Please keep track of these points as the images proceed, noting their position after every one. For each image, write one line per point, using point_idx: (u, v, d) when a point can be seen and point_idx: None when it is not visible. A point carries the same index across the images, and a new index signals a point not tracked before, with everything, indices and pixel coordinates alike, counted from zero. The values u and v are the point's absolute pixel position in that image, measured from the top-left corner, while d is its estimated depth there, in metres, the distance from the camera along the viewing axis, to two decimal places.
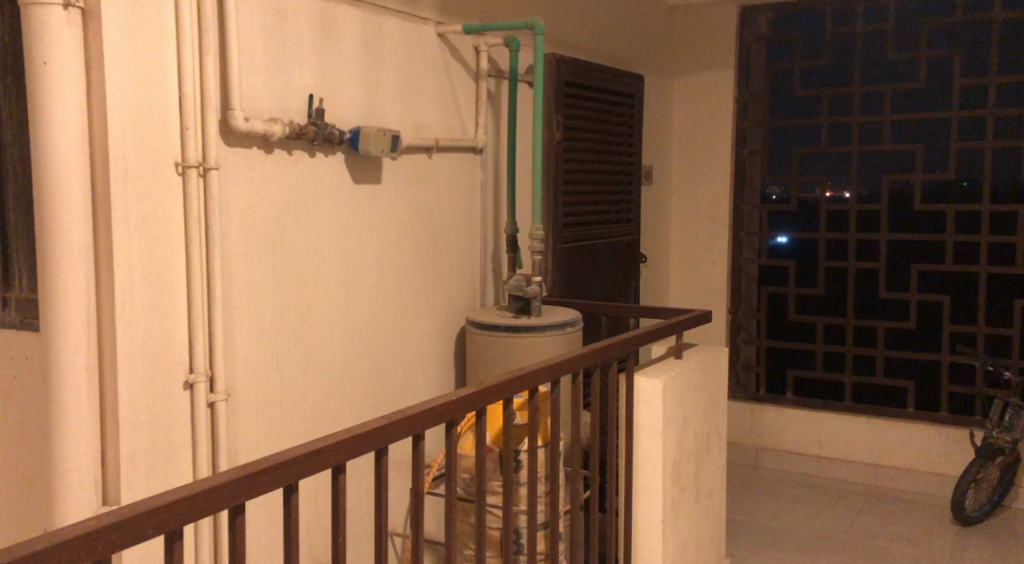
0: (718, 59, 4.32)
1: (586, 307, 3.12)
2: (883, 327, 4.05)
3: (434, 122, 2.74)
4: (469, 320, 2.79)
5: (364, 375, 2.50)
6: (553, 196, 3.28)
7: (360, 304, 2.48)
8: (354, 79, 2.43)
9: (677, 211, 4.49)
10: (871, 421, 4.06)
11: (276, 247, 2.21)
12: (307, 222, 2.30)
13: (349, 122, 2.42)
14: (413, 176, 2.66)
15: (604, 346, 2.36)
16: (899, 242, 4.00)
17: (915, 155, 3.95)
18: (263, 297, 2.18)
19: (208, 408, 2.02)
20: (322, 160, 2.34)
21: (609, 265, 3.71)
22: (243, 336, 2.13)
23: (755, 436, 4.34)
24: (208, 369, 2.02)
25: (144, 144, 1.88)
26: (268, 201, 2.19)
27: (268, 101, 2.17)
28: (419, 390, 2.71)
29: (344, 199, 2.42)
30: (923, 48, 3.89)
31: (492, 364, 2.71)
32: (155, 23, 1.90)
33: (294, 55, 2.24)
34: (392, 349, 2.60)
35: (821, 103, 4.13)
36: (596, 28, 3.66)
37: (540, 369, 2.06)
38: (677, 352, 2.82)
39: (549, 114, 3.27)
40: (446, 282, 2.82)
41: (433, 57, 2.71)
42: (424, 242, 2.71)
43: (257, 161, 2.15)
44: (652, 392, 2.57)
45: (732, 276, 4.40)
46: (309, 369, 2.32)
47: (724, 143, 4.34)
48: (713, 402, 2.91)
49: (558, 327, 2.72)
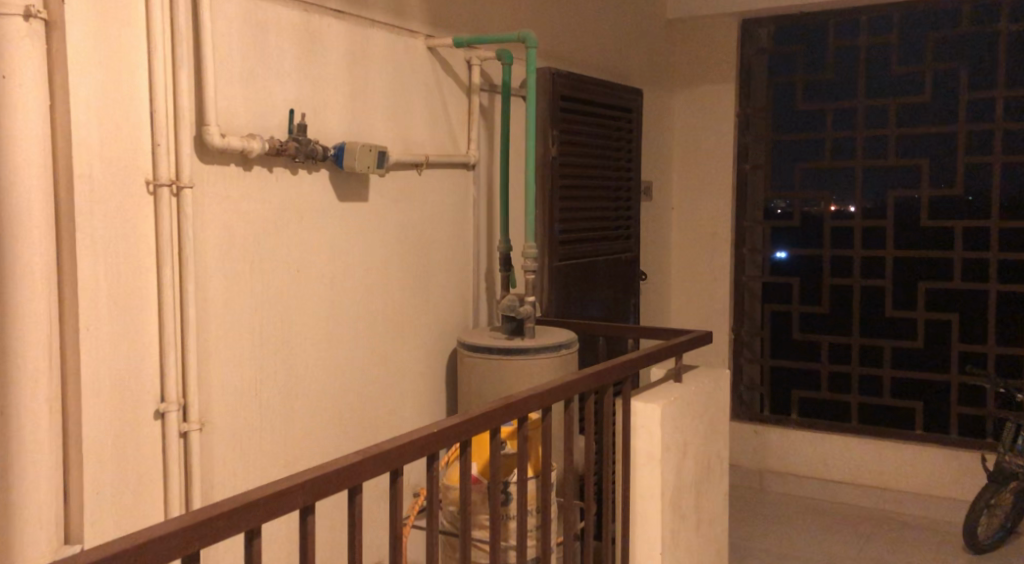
0: (719, 73, 4.24)
1: (583, 327, 3.03)
2: (890, 346, 3.95)
3: (424, 137, 2.65)
4: (460, 342, 2.69)
5: (350, 400, 2.41)
6: (549, 212, 3.20)
7: (345, 327, 2.38)
8: (340, 93, 2.35)
9: (678, 227, 4.40)
10: (878, 443, 3.96)
11: (256, 268, 2.13)
12: (289, 242, 2.21)
13: (334, 138, 2.33)
14: (402, 193, 2.57)
15: (600, 369, 2.25)
16: (905, 259, 3.91)
17: (921, 170, 3.85)
18: (241, 321, 2.10)
19: (181, 438, 1.95)
20: (305, 177, 2.25)
21: (608, 282, 3.62)
22: (219, 362, 2.04)
23: (758, 458, 4.23)
24: (181, 397, 1.94)
25: (112, 162, 1.80)
26: (247, 220, 2.10)
27: (247, 117, 2.09)
28: (408, 416, 2.61)
29: (329, 218, 2.33)
30: (929, 61, 3.81)
31: (484, 388, 2.61)
32: (125, 36, 1.82)
33: (275, 69, 2.16)
34: (380, 372, 2.50)
35: (824, 117, 4.05)
36: (594, 41, 3.58)
37: (530, 395, 1.96)
38: (677, 375, 2.72)
39: (545, 129, 3.19)
40: (436, 303, 2.72)
41: (423, 71, 2.63)
42: (413, 262, 2.62)
43: (235, 179, 2.07)
44: (649, 418, 2.47)
45: (735, 294, 4.30)
46: (290, 396, 2.23)
47: (726, 158, 4.26)
48: (714, 427, 2.80)
49: (552, 349, 2.62)
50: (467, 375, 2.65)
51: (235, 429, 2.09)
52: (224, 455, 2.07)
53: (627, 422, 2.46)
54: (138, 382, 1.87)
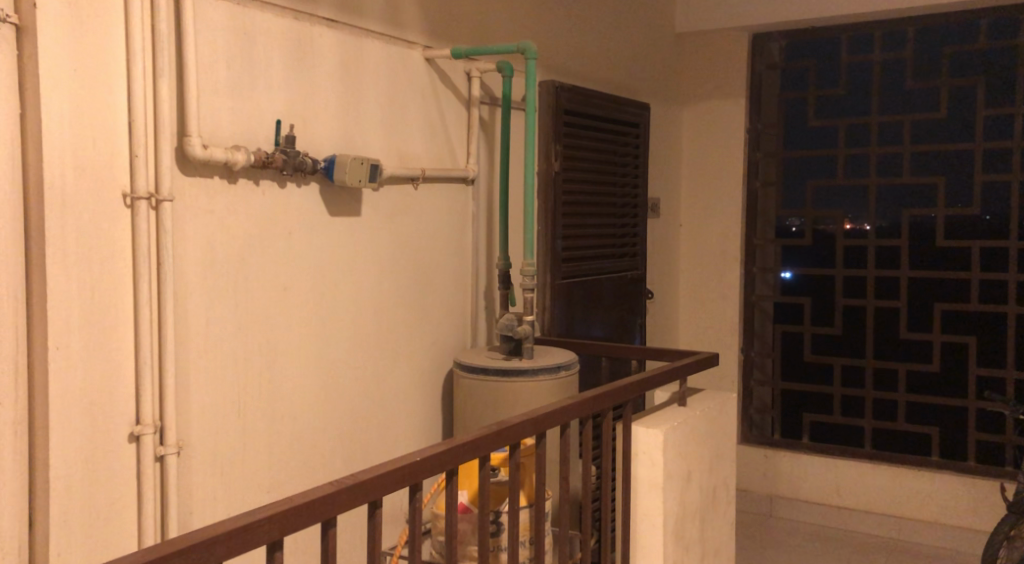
0: (729, 88, 4.15)
1: (586, 348, 2.93)
2: (905, 370, 3.84)
3: (420, 151, 2.57)
4: (457, 363, 2.60)
5: (340, 422, 2.32)
6: (551, 229, 3.12)
7: (335, 345, 2.30)
8: (332, 104, 2.27)
9: (686, 245, 4.30)
10: (892, 470, 3.84)
11: (239, 284, 2.05)
12: (275, 258, 2.13)
13: (325, 150, 2.25)
14: (397, 208, 2.49)
15: (599, 393, 2.15)
16: (922, 279, 3.79)
17: (937, 189, 3.75)
18: (223, 340, 2.02)
19: (157, 462, 1.86)
20: (293, 190, 2.17)
21: (613, 301, 3.52)
22: (199, 382, 1.97)
23: (768, 483, 4.12)
24: (157, 420, 1.86)
25: (86, 174, 1.73)
26: (230, 235, 2.02)
27: (232, 127, 2.02)
28: (401, 438, 2.52)
29: (320, 233, 2.25)
30: (945, 76, 3.72)
31: (480, 411, 2.52)
32: (102, 43, 1.76)
33: (263, 78, 2.09)
34: (373, 392, 2.42)
35: (837, 133, 3.97)
36: (600, 54, 3.50)
37: (522, 421, 1.87)
38: (681, 400, 2.61)
39: (548, 144, 3.11)
40: (433, 322, 2.63)
41: (420, 83, 2.56)
42: (408, 279, 2.54)
43: (218, 191, 1.99)
44: (651, 444, 2.36)
45: (744, 314, 4.21)
46: (276, 418, 2.15)
47: (735, 174, 4.16)
48: (720, 452, 2.70)
49: (551, 371, 2.53)
50: (463, 398, 2.56)
51: (216, 452, 2.01)
52: (203, 479, 1.98)
53: (627, 448, 2.36)
54: (111, 403, 1.79)
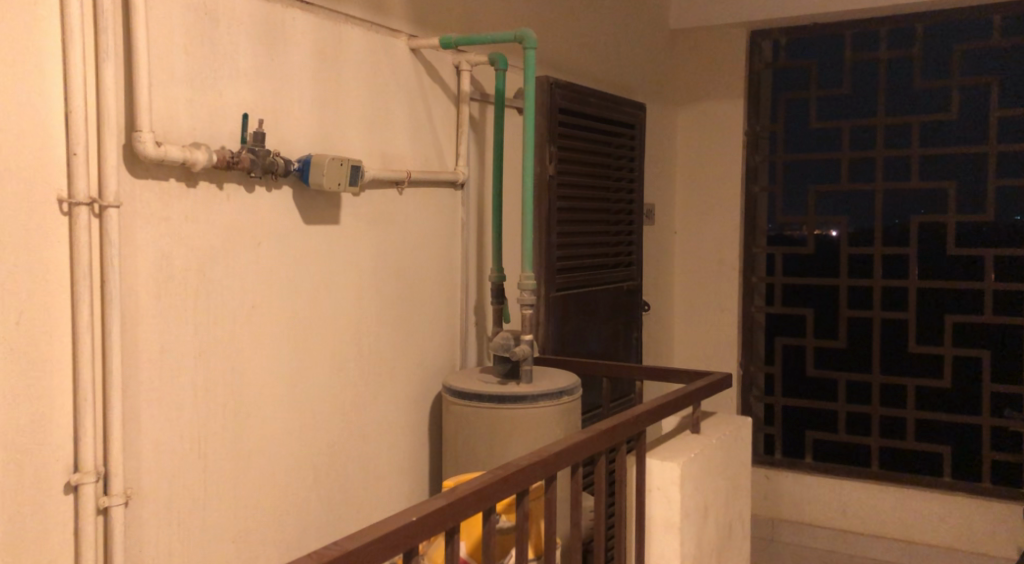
0: (726, 87, 3.93)
1: (586, 367, 2.69)
2: (915, 385, 3.62)
3: (406, 151, 2.31)
4: (446, 387, 2.34)
5: (315, 457, 2.05)
6: (545, 237, 2.87)
7: (311, 370, 2.04)
8: (306, 98, 2.00)
9: (680, 254, 4.07)
10: (902, 492, 3.63)
11: (200, 303, 1.78)
12: (241, 272, 1.86)
13: (299, 150, 1.99)
14: (380, 215, 2.23)
15: (614, 425, 1.91)
16: (931, 288, 3.57)
17: (948, 194, 3.53)
18: (182, 370, 1.75)
19: (100, 516, 1.57)
20: (262, 195, 1.91)
21: (608, 314, 3.27)
22: (152, 419, 1.69)
23: (769, 505, 3.89)
24: (101, 465, 1.57)
25: (8, 175, 1.46)
26: (189, 247, 1.75)
27: (191, 122, 1.74)
28: (385, 473, 2.26)
29: (293, 244, 1.98)
30: (956, 75, 3.50)
31: (473, 442, 2.26)
32: (29, 21, 1.48)
33: (227, 66, 1.81)
34: (352, 423, 2.15)
35: (841, 135, 3.74)
36: (593, 49, 3.26)
37: (532, 464, 1.63)
38: (694, 426, 2.37)
39: (542, 145, 2.86)
40: (419, 341, 2.37)
41: (405, 77, 2.29)
42: (393, 295, 2.27)
43: (175, 196, 1.72)
44: (667, 479, 2.13)
45: (743, 326, 3.97)
46: (241, 456, 1.87)
47: (733, 178, 3.93)
48: (736, 482, 2.45)
49: (553, 396, 2.27)
50: (456, 428, 2.30)
51: (171, 499, 1.73)
52: (157, 531, 1.70)
53: (640, 484, 2.11)
54: (40, 447, 1.51)
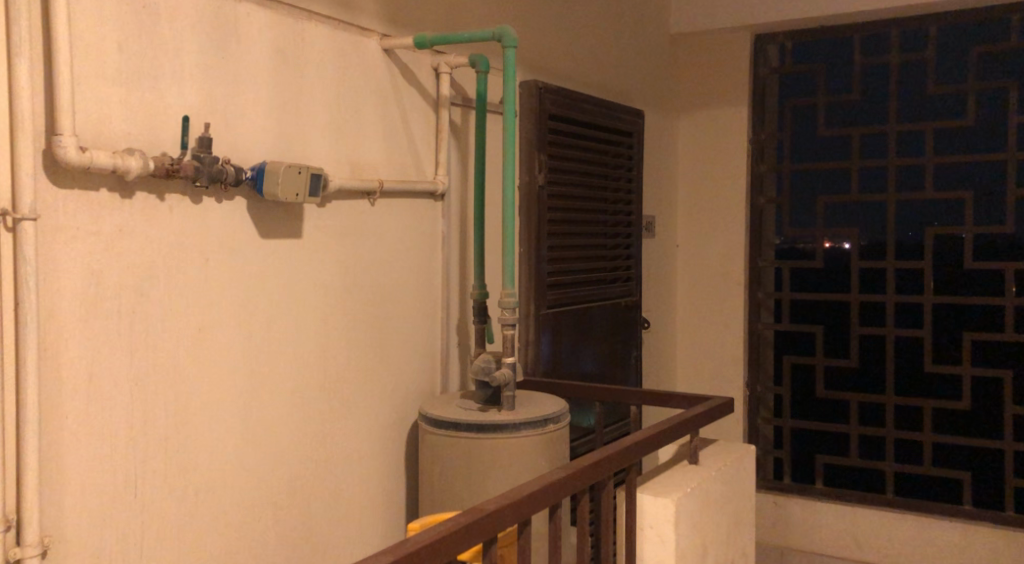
0: (730, 94, 3.75)
1: (577, 391, 2.50)
2: (932, 407, 3.41)
3: (379, 159, 2.14)
4: (422, 415, 2.16)
5: (274, 493, 1.88)
6: (534, 251, 2.69)
7: (269, 398, 1.86)
8: (263, 100, 1.83)
9: (683, 268, 3.88)
10: (919, 520, 3.42)
11: (137, 327, 1.61)
12: (187, 291, 1.69)
13: (255, 158, 1.82)
14: (349, 228, 2.05)
15: (599, 460, 1.72)
16: (948, 304, 3.38)
17: (966, 205, 3.34)
18: (116, 401, 1.57)
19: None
20: (212, 207, 1.73)
21: (605, 332, 3.09)
22: (78, 457, 1.52)
23: (778, 532, 3.68)
24: (13, 510, 1.43)
25: None
26: (124, 264, 1.58)
27: (126, 126, 1.58)
28: (354, 508, 2.08)
29: (248, 260, 1.81)
30: (972, 80, 3.32)
31: (451, 475, 2.08)
32: None
33: (170, 64, 1.65)
34: (316, 455, 1.97)
35: (850, 143, 3.55)
36: (586, 54, 3.09)
37: (500, 508, 1.45)
38: (692, 457, 2.18)
39: (531, 153, 2.69)
40: (394, 364, 2.19)
41: (377, 79, 2.12)
42: (364, 315, 2.09)
43: (105, 208, 1.55)
44: (661, 517, 1.94)
45: (749, 345, 3.77)
46: (188, 496, 1.70)
47: (737, 189, 3.75)
48: (738, 517, 2.26)
49: (537, 424, 2.08)
50: (432, 459, 2.11)
51: (102, 546, 1.56)
52: None
53: (631, 523, 1.92)
54: None
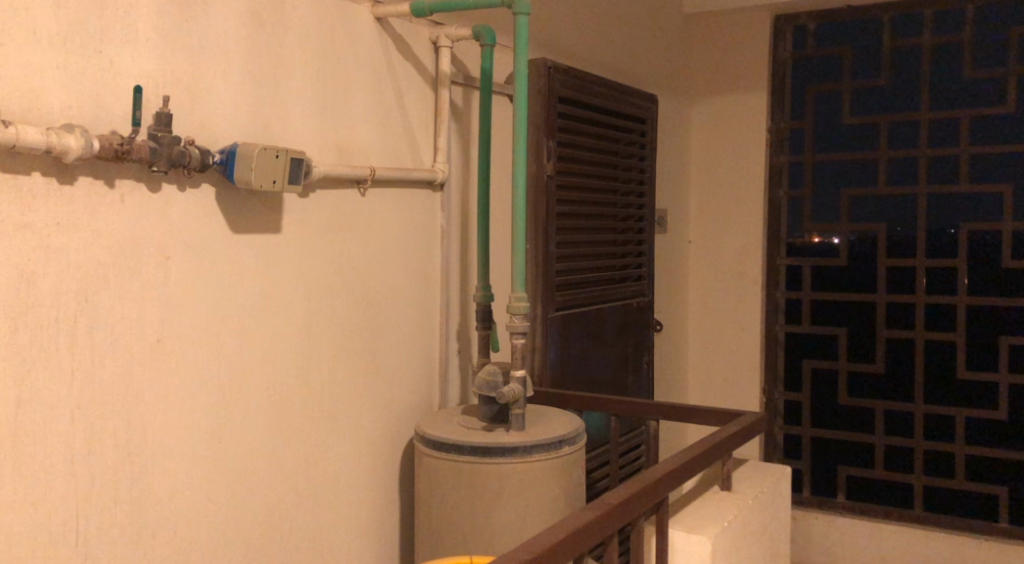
0: (747, 79, 3.49)
1: (589, 404, 2.24)
2: (964, 416, 3.17)
3: (370, 142, 1.87)
4: (419, 435, 1.89)
5: (246, 530, 1.62)
6: (542, 249, 2.44)
7: (241, 419, 1.60)
8: (233, 72, 1.56)
9: (695, 265, 3.63)
10: (952, 538, 3.18)
11: (79, 339, 1.34)
12: (142, 296, 1.42)
13: (225, 139, 1.55)
14: (335, 221, 1.78)
15: (627, 498, 1.46)
16: (983, 306, 3.13)
17: (1004, 200, 3.08)
18: (50, 426, 1.31)
19: None
20: (173, 195, 1.47)
21: (617, 335, 2.84)
22: (3, 497, 1.27)
23: (796, 549, 3.44)
24: None
25: None
26: (62, 264, 1.32)
27: (65, 98, 1.31)
28: (340, 542, 1.82)
29: (217, 261, 1.54)
30: (1013, 63, 3.07)
31: (451, 504, 1.82)
32: None
33: (121, 25, 1.38)
34: (296, 484, 1.71)
35: (877, 131, 3.30)
36: (595, 33, 2.82)
37: None
38: (724, 483, 1.92)
39: (539, 140, 2.43)
40: (386, 377, 1.92)
41: (368, 51, 1.85)
42: (351, 321, 1.83)
43: (38, 197, 1.29)
44: (694, 556, 1.68)
45: (766, 348, 3.52)
46: (143, 539, 1.44)
47: (754, 181, 3.49)
48: (774, 549, 2.00)
49: (551, 447, 1.82)
50: (432, 486, 1.85)
51: None
52: None
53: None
54: None
